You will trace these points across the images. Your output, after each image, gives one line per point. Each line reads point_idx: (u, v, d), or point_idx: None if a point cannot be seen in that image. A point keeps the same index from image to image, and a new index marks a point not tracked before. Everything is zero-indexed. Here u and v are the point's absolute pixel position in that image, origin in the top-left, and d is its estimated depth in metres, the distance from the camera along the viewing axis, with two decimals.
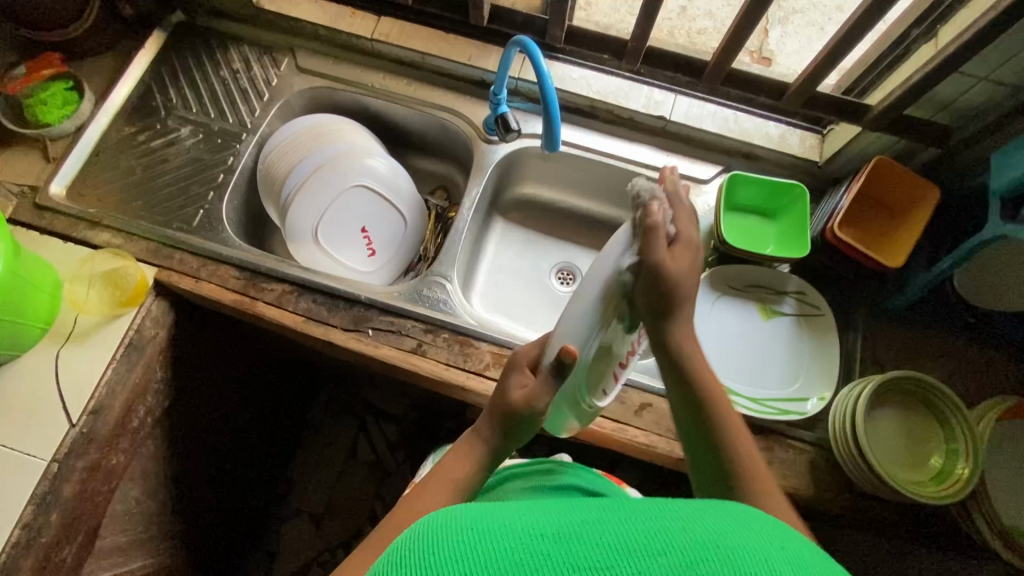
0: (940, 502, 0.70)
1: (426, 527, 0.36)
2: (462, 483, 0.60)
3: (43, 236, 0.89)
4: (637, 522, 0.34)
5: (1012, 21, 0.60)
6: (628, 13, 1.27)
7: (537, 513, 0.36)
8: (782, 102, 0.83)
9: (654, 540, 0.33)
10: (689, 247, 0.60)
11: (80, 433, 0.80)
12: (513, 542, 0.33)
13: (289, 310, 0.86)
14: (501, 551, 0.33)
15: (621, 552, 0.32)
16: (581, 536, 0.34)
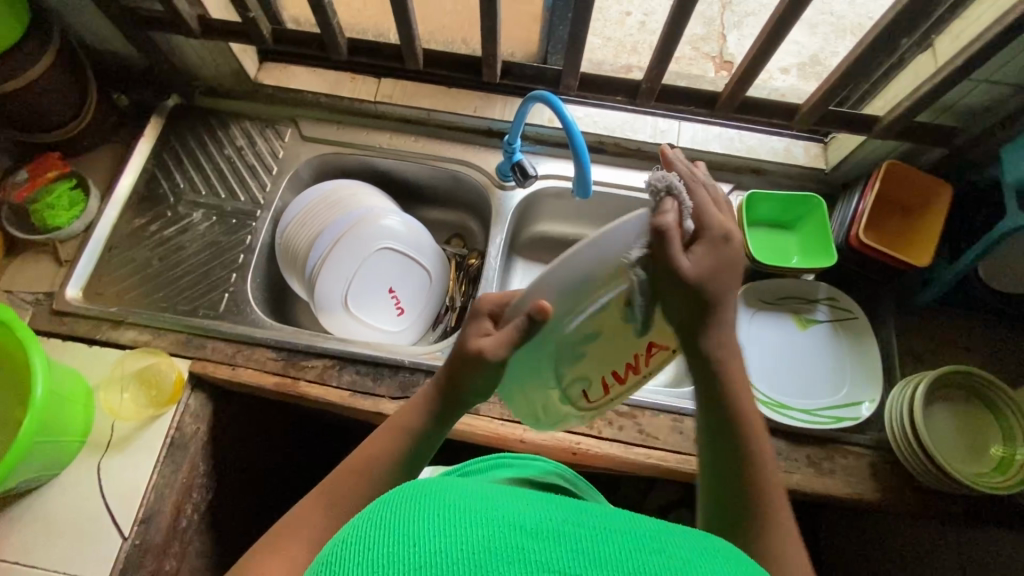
0: (1008, 491, 0.71)
1: (410, 495, 0.37)
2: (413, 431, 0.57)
3: (67, 342, 0.86)
4: (613, 534, 0.35)
5: (1019, 32, 0.63)
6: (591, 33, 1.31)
7: (526, 509, 0.36)
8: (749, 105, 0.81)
9: (630, 560, 0.33)
10: (719, 242, 0.50)
11: (134, 545, 0.77)
12: (493, 528, 0.34)
13: (333, 386, 0.84)
14: (479, 541, 0.33)
15: (595, 565, 0.32)
16: (560, 539, 0.34)
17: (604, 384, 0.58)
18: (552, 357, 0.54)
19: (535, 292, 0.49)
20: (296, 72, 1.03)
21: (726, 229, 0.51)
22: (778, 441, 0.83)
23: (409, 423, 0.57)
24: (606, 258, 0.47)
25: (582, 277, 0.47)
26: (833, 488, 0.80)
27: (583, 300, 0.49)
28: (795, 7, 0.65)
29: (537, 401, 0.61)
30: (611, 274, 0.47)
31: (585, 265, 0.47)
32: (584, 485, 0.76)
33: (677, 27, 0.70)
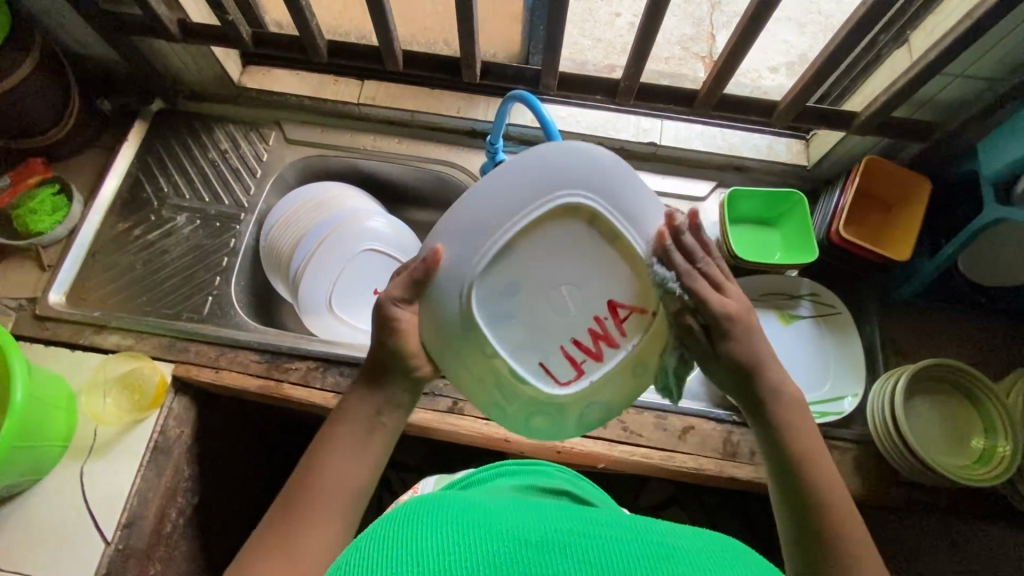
0: (989, 483, 0.71)
1: (419, 519, 0.40)
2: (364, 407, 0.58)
3: (49, 347, 0.86)
4: (619, 543, 0.38)
5: (989, 26, 0.63)
6: (580, 35, 1.31)
7: (534, 526, 0.39)
8: (727, 102, 0.82)
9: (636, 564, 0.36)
10: (734, 324, 0.58)
11: (116, 550, 0.76)
12: (503, 544, 0.37)
13: (316, 388, 0.84)
14: (491, 556, 0.36)
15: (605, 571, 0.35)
16: (568, 551, 0.37)
17: (569, 357, 0.58)
18: (484, 316, 0.56)
19: (442, 227, 0.56)
20: (279, 74, 1.02)
21: (737, 313, 0.58)
22: None
23: (352, 407, 0.58)
24: (497, 195, 0.54)
25: (480, 210, 0.54)
26: None
27: (482, 231, 0.54)
28: (768, 4, 0.65)
29: (491, 385, 0.60)
30: (507, 207, 0.54)
31: (479, 202, 0.54)
32: (590, 486, 0.76)
33: (652, 26, 0.70)
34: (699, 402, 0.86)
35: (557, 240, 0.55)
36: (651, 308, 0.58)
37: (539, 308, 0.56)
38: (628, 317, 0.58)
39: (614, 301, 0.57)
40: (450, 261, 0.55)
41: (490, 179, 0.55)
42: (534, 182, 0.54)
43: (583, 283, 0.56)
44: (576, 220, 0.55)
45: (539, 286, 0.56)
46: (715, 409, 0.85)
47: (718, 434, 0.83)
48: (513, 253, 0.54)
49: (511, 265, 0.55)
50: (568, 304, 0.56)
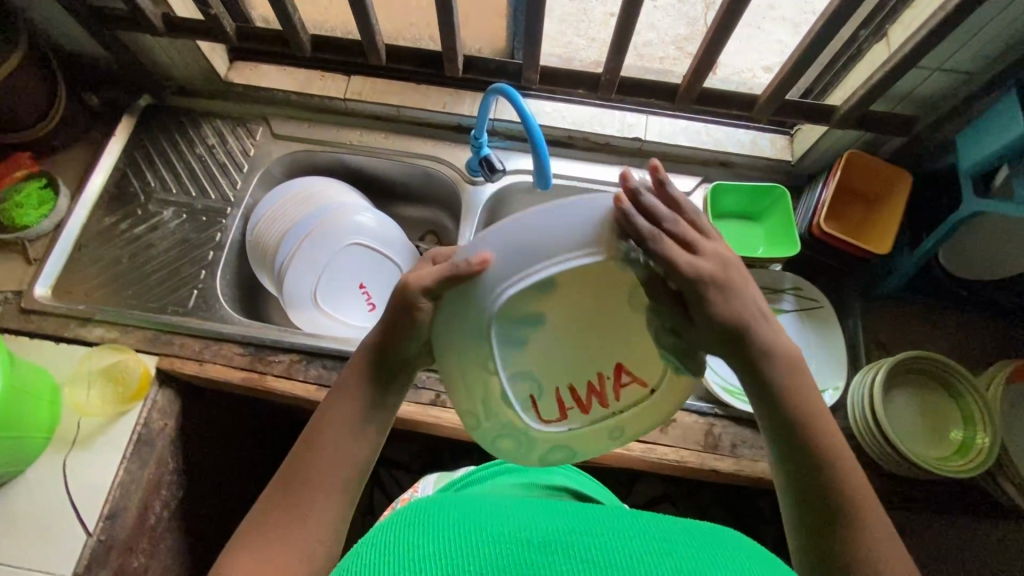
0: (967, 474, 0.72)
1: (421, 528, 0.44)
2: (359, 397, 0.56)
3: (34, 340, 0.86)
4: (611, 541, 0.42)
5: (962, 18, 0.64)
6: (574, 35, 1.30)
7: (532, 528, 0.44)
8: (707, 96, 0.82)
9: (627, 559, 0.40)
10: (715, 292, 0.50)
11: (99, 542, 0.77)
12: (503, 547, 0.41)
13: (299, 380, 0.85)
14: (494, 554, 0.40)
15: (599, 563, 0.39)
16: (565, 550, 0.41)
17: (559, 400, 0.55)
18: (498, 339, 0.50)
19: (490, 237, 0.49)
20: (266, 70, 1.03)
21: (714, 275, 0.50)
22: (744, 430, 0.83)
23: (353, 391, 0.56)
24: (566, 223, 0.47)
25: (537, 234, 0.47)
26: None
27: (532, 258, 0.47)
28: None
29: (472, 397, 0.55)
30: (572, 241, 0.47)
31: (540, 224, 0.48)
32: (589, 481, 0.78)
33: (630, 20, 0.71)
34: None
35: (603, 282, 0.50)
36: (651, 384, 0.57)
37: (548, 341, 0.52)
38: (628, 383, 0.56)
39: (621, 364, 0.55)
40: (492, 279, 0.48)
41: (563, 205, 0.48)
42: (609, 223, 0.47)
43: (600, 332, 0.53)
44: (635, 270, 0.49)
45: (558, 318, 0.51)
46: (698, 402, 0.85)
47: (699, 427, 0.83)
48: (555, 286, 0.48)
49: (545, 296, 0.49)
50: (581, 347, 0.53)
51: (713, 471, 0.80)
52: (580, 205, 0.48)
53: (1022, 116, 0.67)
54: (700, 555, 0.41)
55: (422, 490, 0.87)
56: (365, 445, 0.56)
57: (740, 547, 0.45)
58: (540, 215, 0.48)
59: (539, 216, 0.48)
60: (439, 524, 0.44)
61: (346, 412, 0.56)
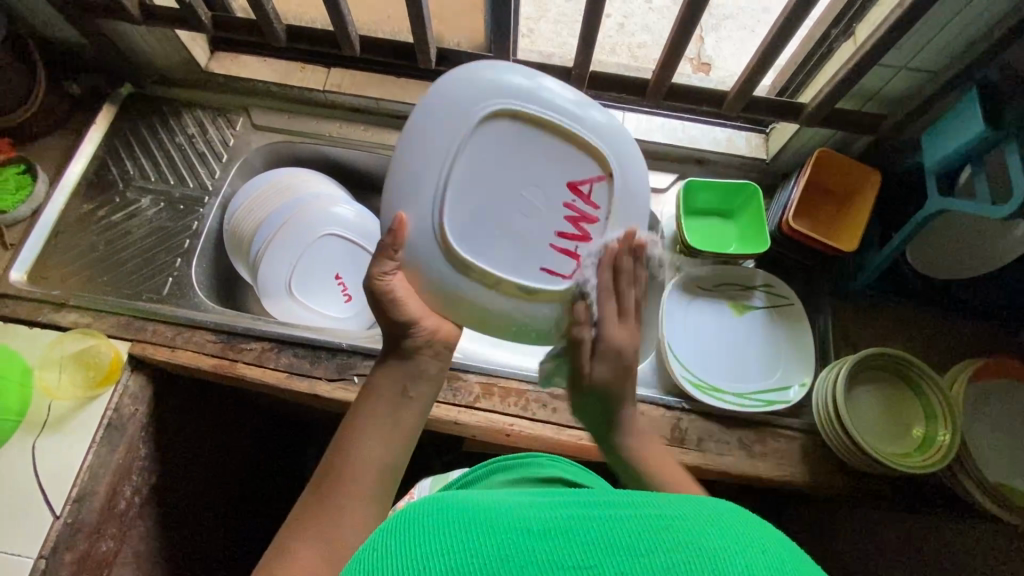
0: (926, 470, 0.72)
1: (406, 534, 0.39)
2: (389, 394, 0.60)
3: (8, 324, 0.86)
4: (619, 518, 0.37)
5: (917, 17, 0.64)
6: (568, 35, 1.28)
7: (532, 516, 0.39)
8: (677, 93, 0.83)
9: (636, 543, 0.34)
10: (613, 357, 0.63)
11: (66, 524, 0.77)
12: (497, 543, 0.36)
13: (270, 368, 0.85)
14: (485, 554, 0.35)
15: (604, 551, 0.34)
16: (566, 536, 0.36)
17: (562, 250, 0.61)
18: (468, 244, 0.59)
19: (387, 198, 0.59)
20: (246, 61, 1.04)
21: (624, 346, 0.63)
22: (710, 424, 0.83)
23: (383, 394, 0.60)
24: (422, 136, 0.57)
25: (412, 157, 0.57)
26: (762, 471, 0.81)
27: (423, 165, 0.57)
28: None
29: (504, 325, 0.62)
30: (436, 145, 0.57)
31: (409, 152, 0.57)
32: (592, 479, 0.75)
33: (597, 13, 0.71)
34: (650, 389, 0.87)
35: (493, 147, 0.59)
36: (607, 172, 0.62)
37: (511, 215, 0.60)
38: (591, 191, 0.62)
39: (572, 182, 0.61)
40: (414, 225, 0.58)
41: (411, 131, 0.58)
42: (451, 112, 0.57)
43: (540, 180, 0.61)
44: (503, 120, 0.59)
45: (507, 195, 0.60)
46: (667, 396, 0.85)
47: (667, 420, 0.83)
48: (458, 180, 0.58)
49: (463, 193, 0.58)
50: (535, 200, 0.61)
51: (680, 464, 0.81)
52: (420, 117, 0.58)
53: (980, 112, 0.67)
54: (703, 530, 0.35)
55: (421, 490, 0.87)
56: (399, 434, 0.58)
57: (743, 515, 0.38)
58: (404, 147, 0.58)
59: (404, 149, 0.58)
60: (431, 516, 0.40)
61: (376, 411, 0.59)
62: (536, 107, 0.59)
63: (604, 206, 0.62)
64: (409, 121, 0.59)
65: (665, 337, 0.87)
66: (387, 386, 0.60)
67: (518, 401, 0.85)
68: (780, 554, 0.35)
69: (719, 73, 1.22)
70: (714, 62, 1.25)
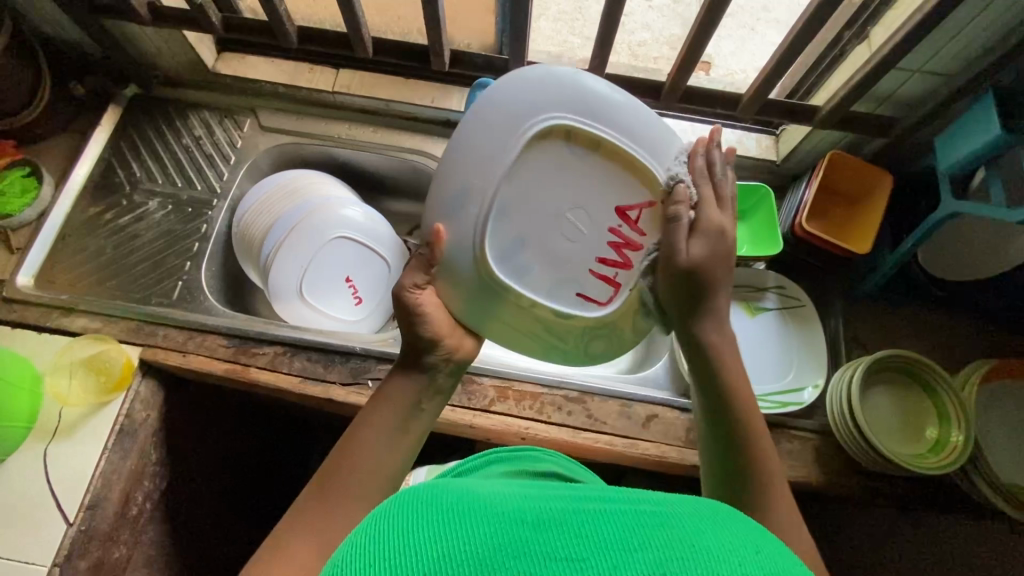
0: (941, 471, 0.72)
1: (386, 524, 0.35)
2: (400, 402, 0.60)
3: (16, 329, 0.85)
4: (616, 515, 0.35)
5: (937, 22, 0.64)
6: (569, 33, 1.27)
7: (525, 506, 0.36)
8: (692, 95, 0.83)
9: (635, 539, 0.32)
10: (712, 236, 0.60)
11: (79, 531, 0.76)
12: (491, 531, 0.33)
13: (284, 373, 0.85)
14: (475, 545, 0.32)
15: (601, 546, 0.32)
16: (563, 528, 0.33)
17: (601, 276, 0.60)
18: (507, 268, 0.58)
19: (430, 208, 0.59)
20: (254, 61, 1.03)
21: (723, 227, 0.61)
22: None
23: (394, 400, 0.60)
24: (469, 150, 0.56)
25: (460, 171, 0.56)
26: None
27: (470, 182, 0.56)
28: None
29: (543, 333, 0.64)
30: (484, 161, 0.55)
31: (457, 165, 0.56)
32: (580, 469, 0.76)
33: (614, 17, 0.71)
34: (663, 391, 0.87)
35: (544, 166, 0.57)
36: (658, 199, 0.60)
37: (554, 238, 0.59)
38: (639, 215, 0.60)
39: (621, 208, 0.59)
40: (454, 241, 0.57)
41: (460, 142, 0.56)
42: (501, 126, 0.55)
43: (586, 203, 0.59)
44: (555, 138, 0.56)
45: (553, 217, 0.58)
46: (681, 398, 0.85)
47: (681, 422, 0.84)
48: (504, 199, 0.56)
49: (508, 212, 0.57)
50: (580, 224, 0.59)
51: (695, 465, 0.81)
52: (471, 129, 0.56)
53: (995, 115, 0.68)
54: (702, 532, 0.34)
55: (415, 479, 0.88)
56: (408, 440, 0.59)
57: (733, 517, 0.37)
58: (452, 159, 0.57)
59: (452, 161, 0.57)
60: (422, 494, 0.37)
61: (385, 415, 0.59)
62: (589, 124, 0.56)
63: (650, 234, 0.61)
64: (460, 131, 0.57)
65: None
66: (399, 393, 0.60)
67: (533, 404, 0.85)
68: (771, 558, 0.34)
69: (722, 72, 1.22)
70: (714, 60, 1.25)
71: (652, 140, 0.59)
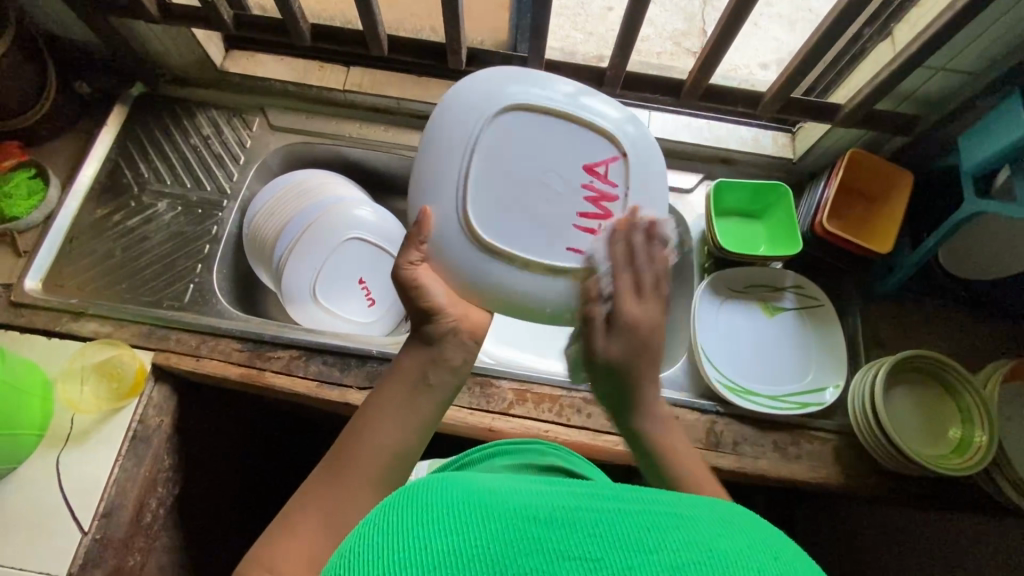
0: (966, 472, 0.72)
1: (391, 523, 0.33)
2: (411, 376, 0.59)
3: (25, 335, 0.84)
4: (631, 512, 0.32)
5: (968, 20, 0.64)
6: (572, 29, 1.24)
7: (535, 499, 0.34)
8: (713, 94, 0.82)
9: (650, 538, 0.30)
10: (631, 330, 0.59)
11: (94, 540, 0.75)
12: (502, 526, 0.31)
13: (300, 377, 0.83)
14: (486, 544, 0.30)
15: (616, 546, 0.30)
16: (576, 526, 0.31)
17: (585, 229, 0.63)
18: (494, 230, 0.61)
19: (411, 201, 0.63)
20: (263, 59, 1.01)
21: (639, 322, 0.59)
22: (746, 427, 0.83)
23: (405, 377, 0.59)
24: (441, 137, 0.61)
25: (434, 156, 0.61)
26: (797, 473, 0.81)
27: (444, 163, 0.61)
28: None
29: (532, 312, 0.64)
30: (455, 142, 0.61)
31: (431, 153, 0.61)
32: (583, 462, 0.76)
33: (637, 15, 0.70)
34: (683, 393, 0.86)
35: (509, 138, 0.62)
36: (621, 153, 0.63)
37: (533, 199, 0.62)
38: (607, 170, 0.63)
39: (589, 164, 0.63)
40: (440, 215, 0.60)
41: (432, 135, 0.62)
42: (465, 112, 0.61)
43: (557, 164, 0.63)
44: (516, 113, 0.62)
45: (527, 180, 0.62)
46: (703, 401, 0.85)
47: (701, 424, 0.83)
48: (479, 169, 0.61)
49: (485, 181, 0.61)
50: (554, 183, 0.62)
51: (717, 467, 0.81)
52: (438, 123, 0.62)
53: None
54: (723, 532, 0.32)
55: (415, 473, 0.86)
56: (416, 420, 0.57)
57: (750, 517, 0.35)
58: (426, 150, 0.62)
59: (426, 152, 0.62)
60: (430, 484, 0.36)
61: (395, 393, 0.58)
62: (542, 97, 0.62)
63: (621, 187, 0.63)
64: (429, 129, 0.63)
65: (697, 339, 0.87)
66: (409, 368, 0.59)
67: (552, 407, 0.84)
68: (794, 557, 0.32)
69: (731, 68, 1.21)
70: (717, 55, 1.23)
71: (604, 104, 0.64)
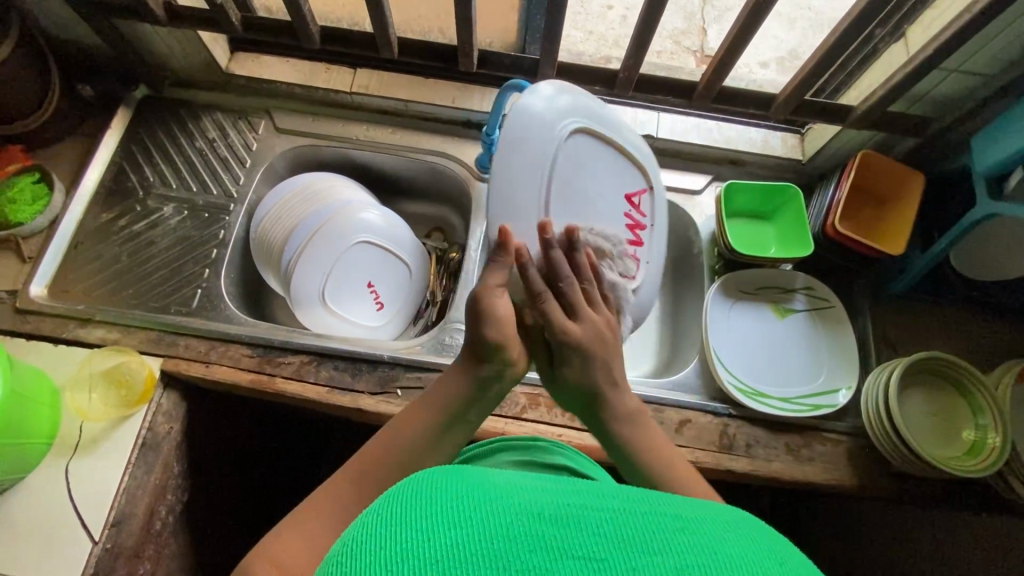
0: (980, 474, 0.72)
1: (393, 513, 0.31)
2: (448, 403, 0.59)
3: (32, 342, 0.83)
4: (638, 511, 0.31)
5: (984, 23, 0.64)
6: (572, 28, 1.23)
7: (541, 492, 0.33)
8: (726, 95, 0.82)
9: (654, 540, 0.29)
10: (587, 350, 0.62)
11: (105, 549, 0.74)
12: (508, 520, 0.30)
13: (311, 383, 0.83)
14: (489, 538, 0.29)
15: (623, 545, 0.29)
16: (583, 521, 0.30)
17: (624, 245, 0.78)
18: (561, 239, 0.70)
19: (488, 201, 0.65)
20: (269, 61, 1.00)
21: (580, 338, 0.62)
22: (759, 430, 0.83)
23: (442, 401, 0.59)
24: (526, 142, 0.67)
25: (521, 160, 0.67)
26: (810, 475, 0.80)
27: (529, 169, 0.67)
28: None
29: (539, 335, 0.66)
30: (540, 151, 0.68)
31: (517, 155, 0.67)
32: (589, 462, 0.74)
33: (652, 17, 0.70)
34: (695, 395, 0.86)
35: (576, 158, 0.73)
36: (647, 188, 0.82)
37: (589, 214, 0.74)
38: (638, 201, 0.81)
39: (626, 194, 0.79)
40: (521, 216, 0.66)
41: (516, 138, 0.67)
42: (549, 126, 0.69)
43: (604, 188, 0.76)
44: (582, 137, 0.73)
45: (585, 197, 0.74)
46: (715, 403, 0.85)
47: (714, 427, 0.83)
48: (557, 181, 0.70)
49: (558, 192, 0.71)
50: (602, 203, 0.76)
51: (731, 471, 0.80)
52: (523, 128, 0.67)
53: None
54: (729, 539, 0.31)
55: None
56: (440, 444, 0.59)
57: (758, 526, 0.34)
58: (509, 152, 0.66)
59: (510, 153, 0.66)
60: (435, 474, 0.34)
61: (427, 411, 0.59)
62: (601, 129, 0.75)
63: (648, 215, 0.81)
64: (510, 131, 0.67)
65: (709, 342, 0.86)
66: (451, 395, 0.60)
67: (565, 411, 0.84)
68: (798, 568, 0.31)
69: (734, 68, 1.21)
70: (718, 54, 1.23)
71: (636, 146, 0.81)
